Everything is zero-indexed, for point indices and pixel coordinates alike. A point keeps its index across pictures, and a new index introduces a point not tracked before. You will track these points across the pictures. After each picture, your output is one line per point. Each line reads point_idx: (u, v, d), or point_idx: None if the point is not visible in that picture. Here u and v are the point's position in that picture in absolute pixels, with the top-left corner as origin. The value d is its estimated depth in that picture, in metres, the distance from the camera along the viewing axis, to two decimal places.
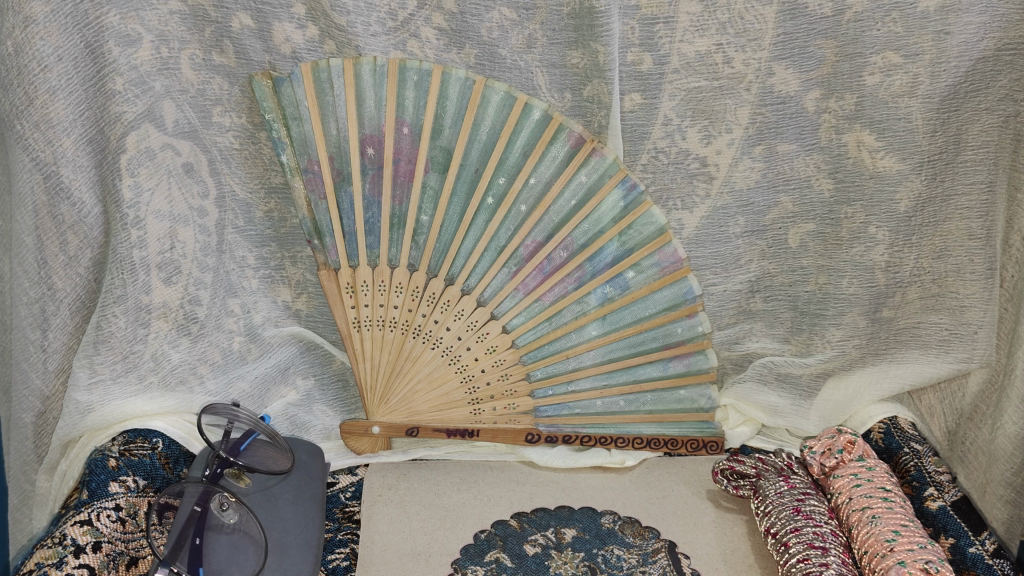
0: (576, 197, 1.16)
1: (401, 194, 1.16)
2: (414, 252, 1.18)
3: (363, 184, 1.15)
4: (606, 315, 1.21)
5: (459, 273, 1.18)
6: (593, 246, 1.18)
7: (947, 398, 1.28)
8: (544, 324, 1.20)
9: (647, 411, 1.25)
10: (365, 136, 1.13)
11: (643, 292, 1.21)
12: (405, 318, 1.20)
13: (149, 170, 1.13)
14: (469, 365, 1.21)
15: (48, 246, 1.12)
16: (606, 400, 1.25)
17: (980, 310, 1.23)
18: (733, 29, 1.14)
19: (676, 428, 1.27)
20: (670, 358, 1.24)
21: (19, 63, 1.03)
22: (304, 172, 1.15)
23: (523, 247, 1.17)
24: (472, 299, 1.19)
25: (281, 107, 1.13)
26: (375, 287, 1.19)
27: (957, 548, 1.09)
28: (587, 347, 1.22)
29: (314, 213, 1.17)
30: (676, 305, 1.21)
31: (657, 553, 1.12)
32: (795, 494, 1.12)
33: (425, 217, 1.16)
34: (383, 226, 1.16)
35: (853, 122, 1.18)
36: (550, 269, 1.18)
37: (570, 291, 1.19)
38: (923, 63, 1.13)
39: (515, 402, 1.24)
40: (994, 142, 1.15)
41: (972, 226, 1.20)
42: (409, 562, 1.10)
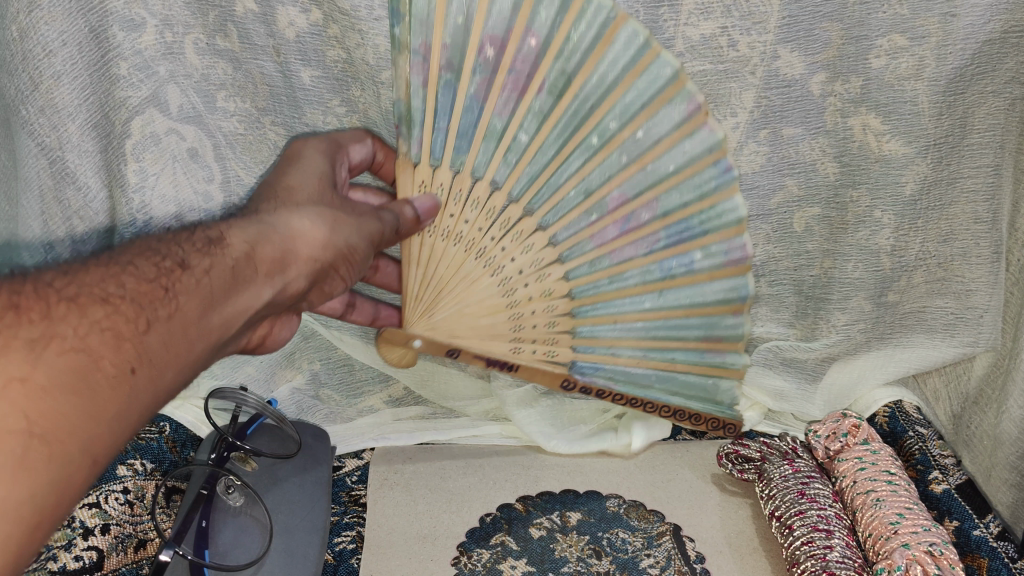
0: (674, 163, 1.03)
1: (505, 107, 1.01)
2: (502, 169, 1.05)
3: (469, 88, 0.99)
4: (663, 291, 1.11)
5: (540, 207, 1.07)
6: (676, 215, 1.06)
7: (952, 382, 1.31)
8: (603, 280, 1.11)
9: (698, 362, 1.16)
10: (488, 35, 0.96)
11: (703, 277, 1.10)
12: (472, 237, 1.07)
13: (154, 155, 1.13)
14: (522, 304, 1.11)
15: (55, 231, 1.15)
16: (641, 368, 1.16)
17: (985, 295, 1.23)
18: (739, 12, 1.10)
19: (693, 403, 1.19)
20: (707, 349, 1.16)
21: (24, 48, 1.02)
22: (410, 53, 0.97)
23: (609, 198, 1.06)
24: (543, 236, 1.09)
25: None
26: (448, 195, 1.06)
27: (961, 531, 1.11)
28: (637, 315, 1.13)
29: (409, 98, 0.99)
30: (726, 302, 1.12)
31: (661, 536, 1.12)
32: (799, 478, 1.12)
33: (522, 136, 1.03)
34: (476, 134, 1.02)
35: (858, 105, 1.16)
36: (628, 226, 1.08)
37: (638, 256, 1.09)
38: (929, 46, 1.10)
39: (553, 351, 1.15)
40: (1001, 124, 1.14)
41: (978, 209, 1.20)
42: (415, 545, 1.11)
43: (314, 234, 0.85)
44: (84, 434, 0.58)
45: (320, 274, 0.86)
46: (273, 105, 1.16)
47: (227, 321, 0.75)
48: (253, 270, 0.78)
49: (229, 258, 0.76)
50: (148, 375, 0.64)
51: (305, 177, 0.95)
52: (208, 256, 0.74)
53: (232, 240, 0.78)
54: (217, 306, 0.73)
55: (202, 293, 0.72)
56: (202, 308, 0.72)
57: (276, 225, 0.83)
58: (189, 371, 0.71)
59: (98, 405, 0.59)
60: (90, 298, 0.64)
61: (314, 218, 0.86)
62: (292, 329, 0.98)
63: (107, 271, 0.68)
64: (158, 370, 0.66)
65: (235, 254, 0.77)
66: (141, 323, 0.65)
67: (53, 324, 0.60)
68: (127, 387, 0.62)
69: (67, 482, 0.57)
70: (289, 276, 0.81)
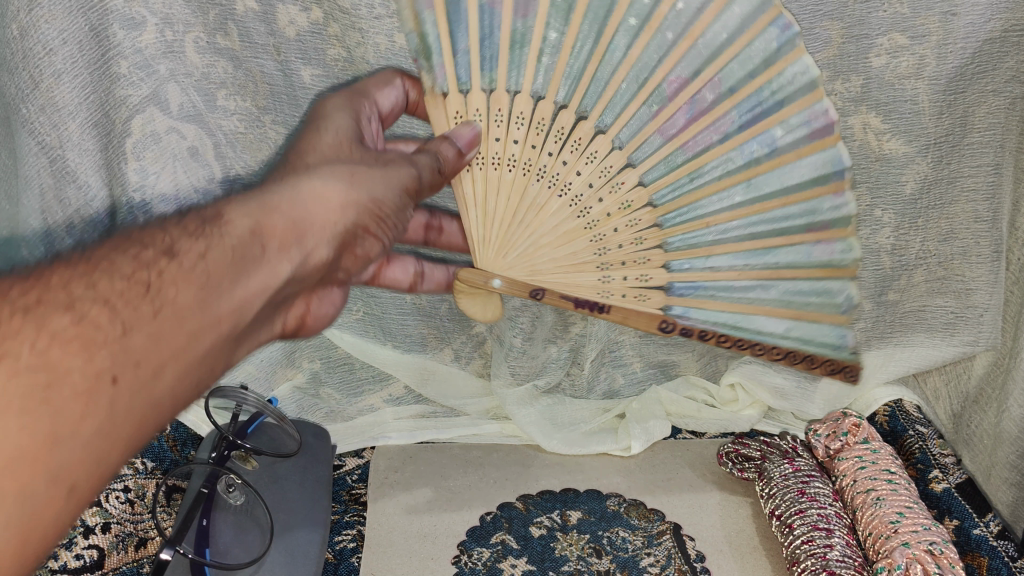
0: (725, 33, 0.87)
1: (525, 6, 0.89)
2: (540, 77, 0.92)
3: (481, 0, 0.89)
4: (753, 179, 0.92)
5: (592, 106, 0.93)
6: (745, 88, 0.89)
7: (952, 381, 1.31)
8: (684, 181, 0.94)
9: (810, 266, 0.93)
10: None
11: (788, 159, 0.90)
12: (527, 156, 0.94)
13: (155, 153, 1.12)
14: (601, 223, 0.95)
15: (55, 230, 1.12)
16: (745, 285, 0.95)
17: (986, 294, 1.23)
18: None
19: (807, 328, 0.95)
20: (809, 243, 0.93)
21: (24, 46, 1.00)
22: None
23: (666, 83, 0.91)
24: (607, 140, 0.94)
25: None
26: (490, 118, 0.93)
27: (961, 530, 1.11)
28: (728, 216, 0.94)
29: (420, 27, 0.90)
30: (821, 180, 0.90)
31: (662, 535, 1.12)
32: (800, 477, 1.12)
33: (552, 36, 0.90)
34: (503, 46, 0.90)
35: (858, 105, 1.15)
36: (696, 112, 0.91)
37: (714, 144, 0.91)
38: (929, 45, 1.09)
39: (646, 274, 0.97)
40: (1001, 124, 1.14)
41: (978, 209, 1.19)
42: (415, 543, 1.11)
43: (333, 195, 0.72)
44: (56, 456, 0.49)
45: (344, 243, 0.74)
46: (273, 104, 1.17)
47: (243, 302, 0.63)
48: (263, 247, 0.66)
49: (232, 236, 0.64)
50: (138, 375, 0.54)
51: (327, 138, 0.83)
52: (201, 239, 0.63)
53: (234, 216, 0.65)
54: (225, 291, 0.62)
55: (202, 279, 0.61)
56: (208, 290, 0.61)
57: (280, 193, 0.70)
58: (196, 369, 0.60)
59: (60, 433, 0.49)
60: (54, 304, 0.53)
61: (328, 179, 0.73)
62: (337, 305, 0.85)
63: (81, 271, 0.56)
64: (150, 377, 0.55)
65: (237, 233, 0.64)
66: (120, 324, 0.54)
67: (6, 340, 0.49)
68: (97, 407, 0.51)
69: (36, 520, 0.48)
70: (294, 253, 0.68)
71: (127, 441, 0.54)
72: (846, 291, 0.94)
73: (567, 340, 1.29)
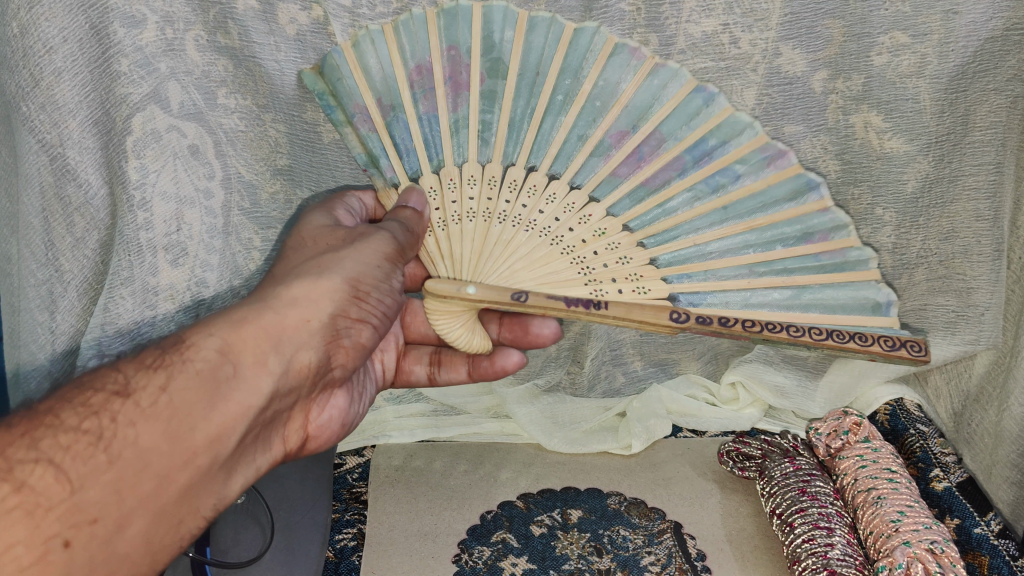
0: (649, 98, 1.00)
1: (458, 103, 1.03)
2: (484, 150, 1.03)
3: (417, 111, 1.02)
4: (730, 205, 0.99)
5: (541, 161, 1.02)
6: (691, 135, 1.00)
7: (953, 380, 1.31)
8: (653, 211, 1.00)
9: (820, 270, 0.97)
10: (411, 70, 1.02)
11: (760, 186, 0.99)
12: (484, 207, 1.01)
13: (155, 152, 1.11)
14: (577, 248, 1.00)
15: (55, 229, 1.11)
16: (750, 292, 0.97)
17: (987, 293, 1.23)
18: (740, 9, 1.09)
19: (841, 314, 0.95)
20: (815, 253, 0.97)
21: (25, 44, 1.00)
22: (352, 117, 1.03)
23: (609, 136, 1.01)
24: (563, 185, 1.02)
25: (331, 85, 1.04)
26: (444, 189, 1.03)
27: (963, 528, 1.11)
28: (716, 233, 0.99)
29: (366, 146, 1.03)
30: (798, 198, 0.98)
31: (662, 534, 1.12)
32: (800, 476, 1.12)
33: (488, 117, 1.02)
34: (444, 134, 1.03)
35: (860, 103, 1.15)
36: (645, 159, 1.01)
37: (674, 180, 1.00)
38: (930, 43, 1.09)
39: (644, 287, 0.98)
40: (1004, 122, 1.13)
41: (980, 207, 1.18)
42: (415, 542, 1.11)
43: (304, 305, 0.84)
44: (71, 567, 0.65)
45: (324, 339, 0.85)
46: (273, 103, 1.17)
47: (217, 428, 0.75)
48: (230, 369, 0.77)
49: (198, 360, 0.76)
50: (127, 501, 0.69)
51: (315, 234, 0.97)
52: (161, 370, 0.75)
53: (203, 340, 0.78)
54: (197, 415, 0.74)
55: (168, 413, 0.73)
56: (184, 421, 0.73)
57: (249, 306, 0.82)
58: (176, 504, 0.73)
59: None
60: (46, 433, 0.68)
61: (299, 290, 0.85)
62: (340, 409, 0.95)
63: (36, 426, 0.69)
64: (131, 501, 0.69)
65: (207, 355, 0.77)
66: (73, 481, 0.66)
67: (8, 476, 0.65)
68: (53, 563, 0.64)
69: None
70: (271, 362, 0.80)
71: (136, 566, 0.70)
72: (885, 290, 0.95)
73: (568, 338, 1.30)
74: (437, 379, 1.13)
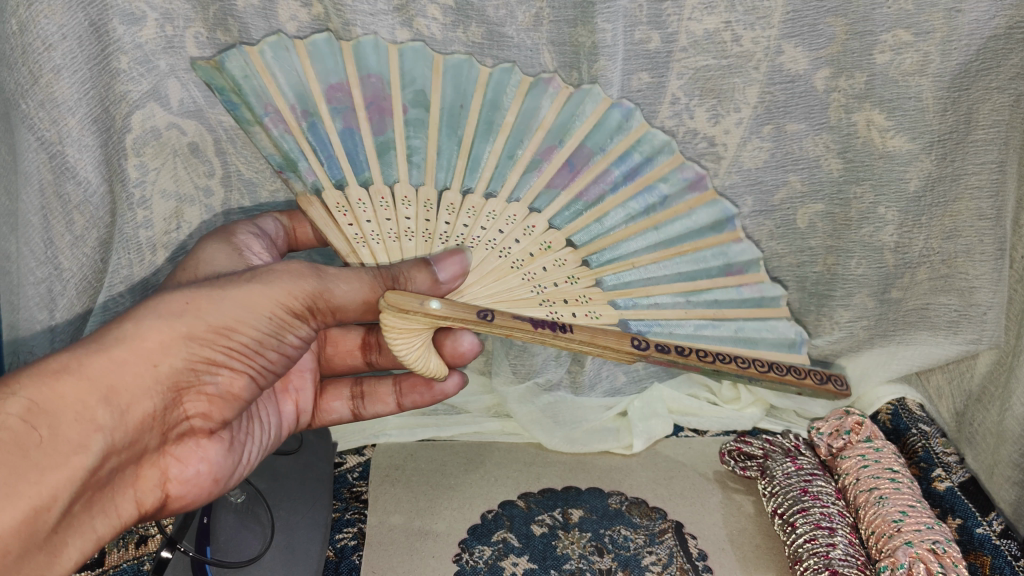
0: (576, 120, 0.98)
1: (382, 126, 0.97)
2: (414, 172, 0.98)
3: (336, 124, 0.97)
4: (660, 225, 0.96)
5: (476, 184, 0.97)
6: (616, 148, 0.97)
7: (955, 379, 1.31)
8: (593, 226, 0.96)
9: (742, 304, 0.93)
10: (330, 85, 0.96)
11: (683, 207, 0.96)
12: (423, 227, 0.95)
13: (155, 149, 1.12)
14: (526, 263, 0.93)
15: (55, 226, 1.10)
16: (692, 324, 0.91)
17: (989, 292, 1.23)
18: (742, 7, 1.09)
19: (764, 350, 0.90)
20: (734, 284, 0.94)
21: (24, 42, 0.99)
22: (261, 117, 0.95)
23: (541, 152, 0.97)
24: (501, 202, 0.96)
25: (235, 82, 0.96)
26: (374, 203, 0.96)
27: (964, 529, 1.11)
28: (651, 256, 0.94)
29: (280, 148, 0.96)
30: (716, 227, 0.96)
31: (663, 534, 1.12)
32: (802, 476, 1.12)
33: (415, 142, 0.98)
34: (368, 155, 0.97)
35: (863, 101, 1.15)
36: (577, 171, 0.97)
37: (606, 195, 0.97)
38: (934, 41, 1.09)
39: (594, 311, 0.90)
40: (1005, 121, 1.13)
41: (983, 205, 1.18)
42: (415, 541, 1.11)
43: (161, 347, 0.74)
44: None
45: (172, 388, 0.76)
46: None
47: (30, 504, 0.65)
48: (40, 435, 0.66)
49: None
50: None
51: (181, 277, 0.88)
52: None
53: (2, 403, 0.65)
54: (14, 495, 0.64)
55: None
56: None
57: (71, 355, 0.70)
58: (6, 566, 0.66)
59: None
60: None
61: (151, 332, 0.74)
62: (211, 462, 0.85)
63: None
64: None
65: (8, 423, 0.65)
66: None
67: None
68: None
69: None
70: (97, 418, 0.70)
71: None
72: (795, 327, 0.92)
73: None
74: (362, 413, 1.09)
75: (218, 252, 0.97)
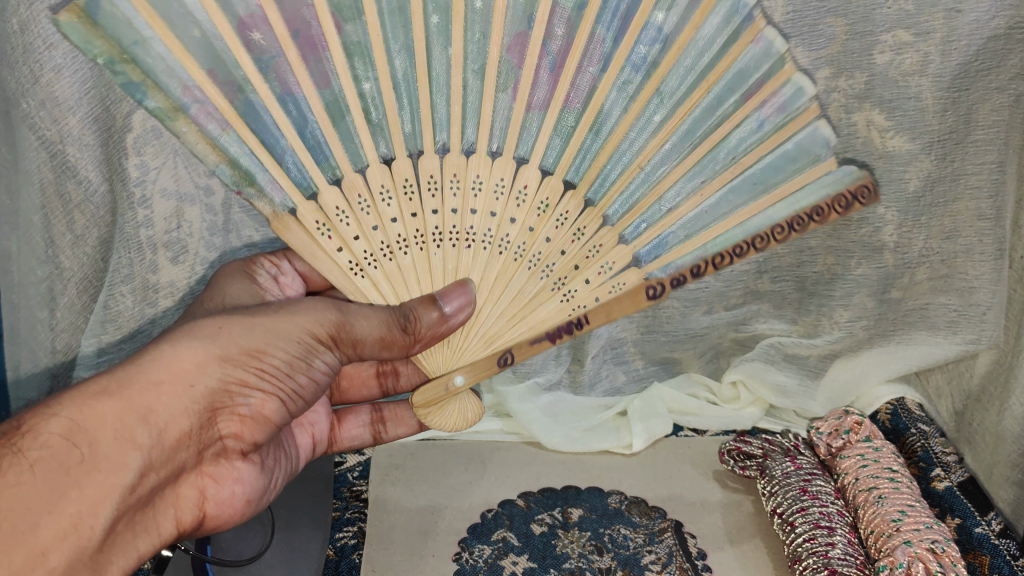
0: None
1: (323, 74, 0.88)
2: (379, 142, 0.88)
3: (273, 91, 0.87)
4: (663, 89, 0.88)
5: (450, 137, 0.89)
6: (596, 3, 0.87)
7: (954, 379, 1.31)
8: (591, 139, 0.90)
9: (764, 137, 0.86)
10: (245, 25, 0.85)
11: (686, 36, 0.87)
12: (414, 228, 0.87)
13: (156, 148, 1.11)
14: (528, 245, 0.88)
15: (56, 226, 1.10)
16: (710, 208, 0.88)
17: (989, 292, 1.22)
18: None
19: (788, 185, 0.85)
20: (755, 109, 0.86)
21: (24, 40, 1.00)
22: (183, 105, 0.84)
23: (507, 52, 0.89)
24: (483, 157, 0.89)
25: (116, 40, 0.80)
26: (354, 207, 0.88)
27: (963, 529, 1.11)
28: (655, 143, 0.89)
29: (223, 151, 0.86)
30: (734, 38, 0.86)
31: (663, 533, 1.12)
32: (801, 475, 1.12)
33: (370, 95, 0.89)
34: (323, 122, 0.88)
35: (863, 101, 1.15)
36: (558, 61, 0.89)
37: (597, 78, 0.89)
38: (934, 42, 1.09)
39: (607, 262, 0.88)
40: (1005, 121, 1.12)
41: (982, 206, 1.18)
42: (415, 541, 1.11)
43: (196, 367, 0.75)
44: None
45: (208, 408, 0.77)
46: None
47: (71, 521, 0.66)
48: (81, 453, 0.68)
49: (38, 448, 0.66)
50: None
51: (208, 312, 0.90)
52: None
53: (43, 424, 0.67)
54: (56, 510, 0.66)
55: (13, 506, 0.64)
56: (21, 523, 0.64)
57: (109, 377, 0.71)
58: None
59: None
60: None
61: (185, 352, 0.75)
62: (246, 483, 0.86)
63: None
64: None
65: (48, 441, 0.67)
66: None
67: None
68: None
69: None
70: (137, 437, 0.70)
71: None
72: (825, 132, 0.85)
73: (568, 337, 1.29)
74: (383, 438, 1.11)
75: (237, 289, 1.00)
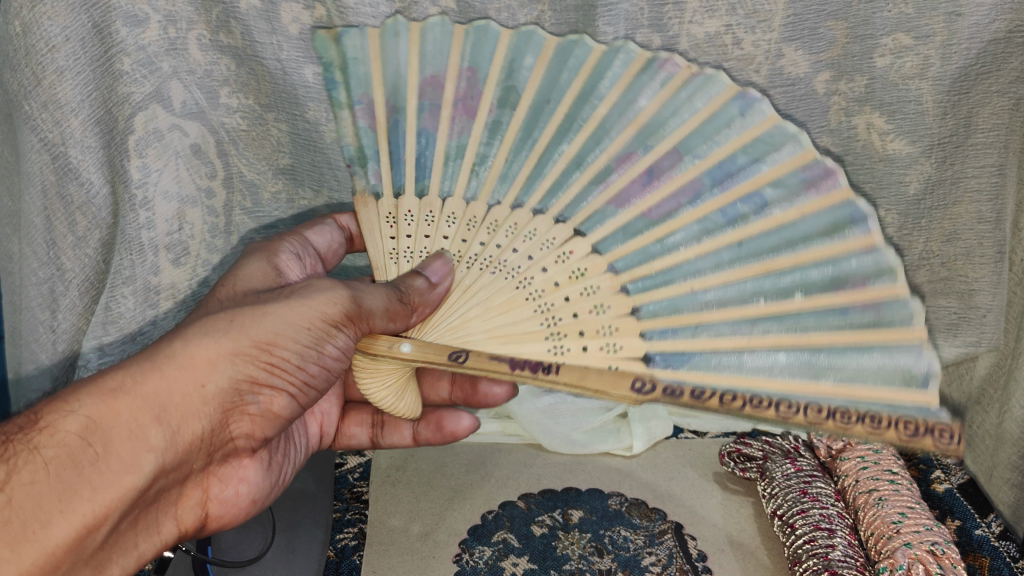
0: (669, 115, 0.91)
1: (460, 130, 0.98)
2: (473, 184, 0.97)
3: (420, 123, 0.98)
4: (744, 241, 0.86)
5: (530, 198, 0.95)
6: (713, 156, 0.89)
7: (953, 381, 1.31)
8: (652, 246, 0.90)
9: (848, 326, 0.82)
10: (426, 79, 0.98)
11: (791, 216, 0.85)
12: (457, 247, 0.95)
13: (157, 151, 1.11)
14: (547, 292, 0.90)
15: (57, 227, 1.10)
16: (751, 356, 0.84)
17: (988, 294, 1.23)
18: (743, 11, 1.09)
19: (866, 383, 0.80)
20: (846, 303, 0.82)
21: (26, 43, 1.00)
22: (354, 103, 0.99)
23: (615, 160, 0.93)
24: (547, 220, 0.94)
25: (342, 53, 0.99)
26: (419, 217, 0.97)
27: (963, 530, 1.16)
28: (717, 279, 0.87)
29: (358, 139, 0.99)
30: (838, 232, 0.83)
31: (663, 535, 1.12)
32: (802, 477, 1.12)
33: (486, 153, 0.97)
34: (435, 162, 0.98)
35: (863, 105, 1.15)
36: (654, 181, 0.91)
37: (682, 208, 0.89)
38: (934, 45, 1.08)
39: (615, 343, 0.87)
40: (1005, 125, 1.12)
41: (983, 209, 1.18)
42: (416, 542, 1.11)
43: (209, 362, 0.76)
44: None
45: (219, 407, 0.77)
46: (274, 102, 1.17)
47: (83, 521, 0.66)
48: (95, 452, 0.68)
49: (52, 445, 0.67)
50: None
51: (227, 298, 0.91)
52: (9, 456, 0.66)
53: (61, 420, 0.68)
54: (68, 510, 0.66)
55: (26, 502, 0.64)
56: (32, 522, 0.64)
57: (127, 372, 0.72)
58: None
59: None
60: None
61: (201, 349, 0.75)
62: (250, 484, 0.89)
63: None
64: None
65: (64, 438, 0.67)
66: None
67: None
68: None
69: None
70: (150, 438, 0.71)
71: None
72: (929, 363, 0.78)
73: None
74: (380, 441, 1.10)
75: (251, 265, 0.99)
